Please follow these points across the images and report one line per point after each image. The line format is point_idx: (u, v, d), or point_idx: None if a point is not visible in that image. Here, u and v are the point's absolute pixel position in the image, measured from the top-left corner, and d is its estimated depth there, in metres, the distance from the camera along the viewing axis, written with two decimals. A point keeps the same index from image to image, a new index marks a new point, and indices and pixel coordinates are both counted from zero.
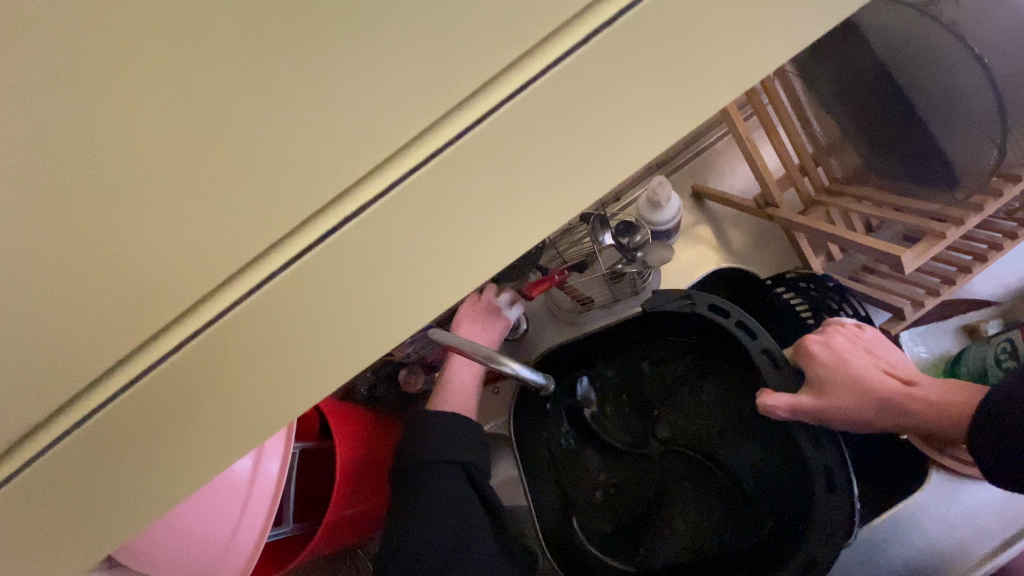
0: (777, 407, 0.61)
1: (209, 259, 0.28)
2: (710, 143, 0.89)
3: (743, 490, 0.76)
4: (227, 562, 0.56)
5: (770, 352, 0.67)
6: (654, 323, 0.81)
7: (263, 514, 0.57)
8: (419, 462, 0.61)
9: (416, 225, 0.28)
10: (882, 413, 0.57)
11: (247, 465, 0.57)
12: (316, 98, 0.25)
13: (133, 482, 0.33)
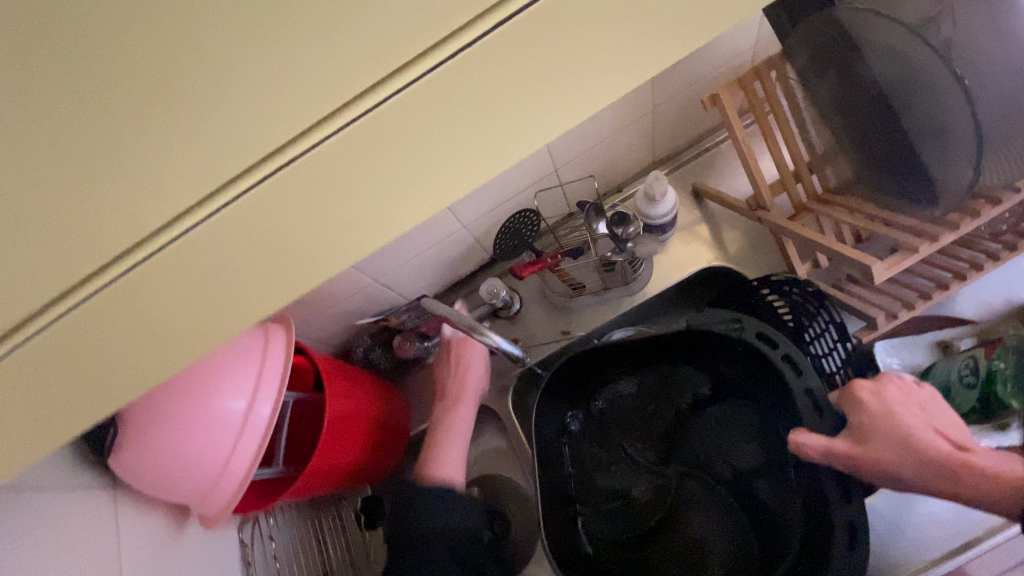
0: (808, 446, 0.59)
1: (154, 190, 0.28)
2: (715, 143, 0.91)
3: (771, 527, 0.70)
4: (217, 490, 0.62)
5: (811, 387, 0.65)
6: (694, 345, 0.76)
7: (250, 453, 0.62)
8: (411, 542, 0.68)
9: (369, 176, 0.29)
10: (923, 475, 0.54)
11: (241, 404, 0.61)
12: (267, 41, 0.26)
13: (76, 398, 0.34)
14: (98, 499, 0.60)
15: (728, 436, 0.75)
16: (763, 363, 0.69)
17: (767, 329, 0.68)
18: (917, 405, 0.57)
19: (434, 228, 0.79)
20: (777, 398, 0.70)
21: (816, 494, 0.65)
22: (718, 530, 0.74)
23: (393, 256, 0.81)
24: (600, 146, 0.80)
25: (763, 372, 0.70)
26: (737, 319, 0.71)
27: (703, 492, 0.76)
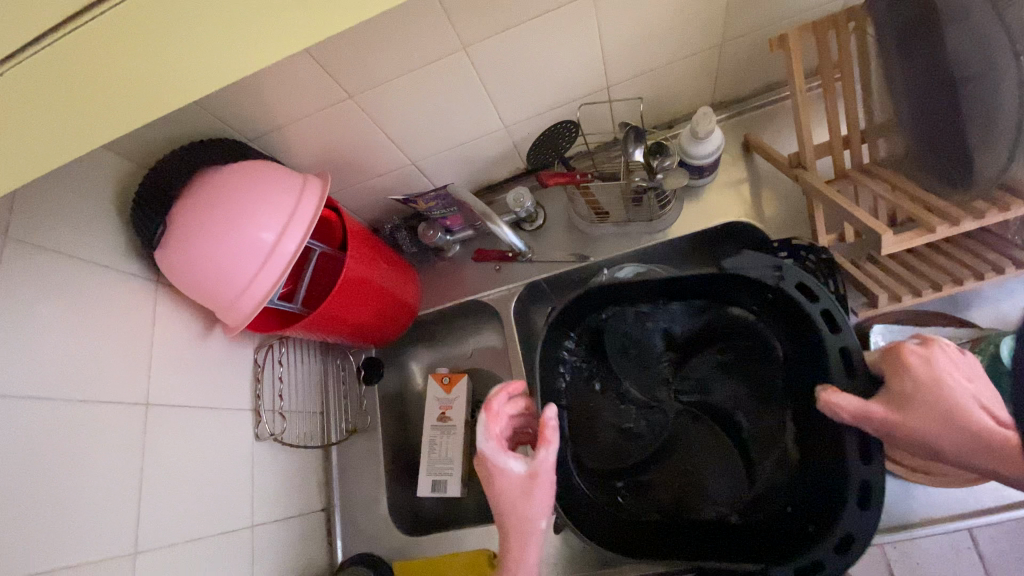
0: (841, 407, 0.51)
1: None
2: (780, 96, 0.87)
3: (775, 478, 0.60)
4: (239, 307, 0.71)
5: (847, 345, 0.55)
6: (719, 286, 0.62)
7: (270, 281, 0.70)
8: None
9: None
10: (963, 448, 0.48)
11: (272, 235, 0.69)
12: None
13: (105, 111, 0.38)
14: (138, 286, 0.70)
15: (737, 377, 0.65)
16: (795, 318, 0.58)
17: (810, 281, 0.56)
18: (964, 374, 0.49)
19: (476, 121, 0.81)
20: (799, 353, 0.60)
21: (821, 452, 0.57)
22: (722, 478, 0.63)
23: (432, 141, 0.84)
24: (655, 73, 0.78)
25: (800, 332, 0.59)
26: (778, 265, 0.58)
27: (705, 438, 0.65)
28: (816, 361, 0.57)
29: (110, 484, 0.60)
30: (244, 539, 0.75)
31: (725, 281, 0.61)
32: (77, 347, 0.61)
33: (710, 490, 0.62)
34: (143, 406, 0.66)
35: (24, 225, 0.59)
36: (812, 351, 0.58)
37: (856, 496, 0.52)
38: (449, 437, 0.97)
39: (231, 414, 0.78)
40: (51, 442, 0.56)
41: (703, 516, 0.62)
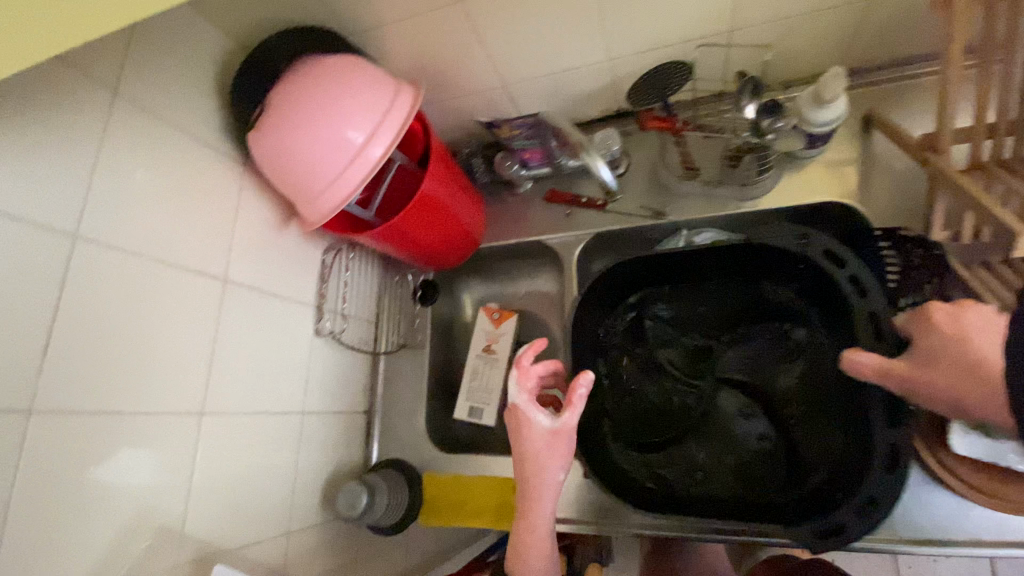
0: (859, 365, 0.56)
1: None
2: (921, 71, 0.77)
3: (808, 440, 0.70)
4: (320, 205, 0.71)
5: (874, 311, 0.62)
6: (753, 254, 0.73)
7: (353, 184, 0.69)
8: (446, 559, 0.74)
9: None
10: (984, 408, 0.48)
11: (359, 138, 0.68)
12: None
13: None
14: (227, 163, 0.71)
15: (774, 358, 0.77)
16: (827, 283, 0.66)
17: (837, 249, 0.65)
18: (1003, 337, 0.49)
19: (580, 48, 0.76)
20: (837, 317, 0.68)
21: (861, 421, 0.63)
22: (745, 430, 0.76)
23: (529, 65, 0.79)
24: (790, 19, 0.70)
25: (831, 297, 0.67)
26: (806, 240, 0.67)
27: (741, 405, 0.77)
28: (846, 317, 0.65)
29: (185, 346, 0.64)
30: (295, 423, 0.79)
31: (764, 253, 0.71)
32: (170, 210, 0.64)
33: (733, 450, 0.75)
34: (222, 281, 0.69)
35: (131, 83, 0.60)
36: (844, 311, 0.65)
37: (884, 458, 0.58)
38: (492, 369, 0.99)
39: (295, 305, 0.81)
40: (140, 296, 0.59)
41: (733, 470, 0.74)
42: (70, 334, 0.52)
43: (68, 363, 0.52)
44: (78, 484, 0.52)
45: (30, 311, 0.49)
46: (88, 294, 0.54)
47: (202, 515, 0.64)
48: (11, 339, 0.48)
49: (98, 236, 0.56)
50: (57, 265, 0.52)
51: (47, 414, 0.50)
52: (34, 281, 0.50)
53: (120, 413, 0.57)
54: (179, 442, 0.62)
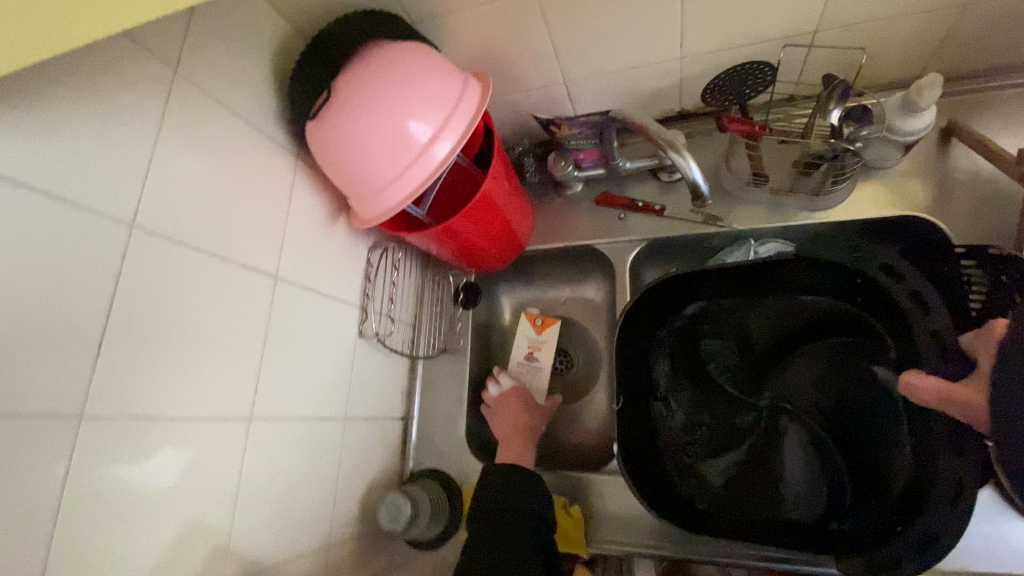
0: (916, 389, 0.55)
1: None
2: (1005, 83, 0.74)
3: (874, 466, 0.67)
4: (379, 203, 0.67)
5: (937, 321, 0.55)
6: (805, 271, 0.71)
7: (416, 182, 0.65)
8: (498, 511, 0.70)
9: None
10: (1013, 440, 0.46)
11: (425, 133, 0.63)
12: None
13: None
14: (282, 154, 0.68)
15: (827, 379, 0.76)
16: (886, 300, 0.66)
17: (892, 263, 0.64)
18: None
19: (654, 47, 0.73)
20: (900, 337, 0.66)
21: (926, 443, 0.60)
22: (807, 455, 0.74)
23: (596, 62, 0.76)
24: (881, 23, 0.67)
25: (893, 315, 0.66)
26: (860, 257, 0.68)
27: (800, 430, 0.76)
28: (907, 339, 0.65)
29: (237, 347, 0.60)
30: (338, 429, 0.75)
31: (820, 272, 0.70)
32: (225, 201, 0.59)
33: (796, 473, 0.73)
34: (273, 278, 0.65)
35: (192, 65, 0.56)
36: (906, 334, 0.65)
37: (947, 494, 0.55)
38: (534, 376, 0.96)
39: (341, 306, 0.77)
40: (194, 293, 0.55)
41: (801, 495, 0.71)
42: (124, 335, 0.48)
43: (121, 365, 0.48)
44: (128, 496, 0.48)
45: (86, 307, 0.45)
46: (145, 291, 0.50)
47: (247, 527, 0.60)
48: (67, 338, 0.44)
49: (156, 228, 0.51)
50: (113, 258, 0.47)
51: (100, 421, 0.46)
52: (90, 274, 0.45)
53: (172, 420, 0.53)
54: (228, 450, 0.58)
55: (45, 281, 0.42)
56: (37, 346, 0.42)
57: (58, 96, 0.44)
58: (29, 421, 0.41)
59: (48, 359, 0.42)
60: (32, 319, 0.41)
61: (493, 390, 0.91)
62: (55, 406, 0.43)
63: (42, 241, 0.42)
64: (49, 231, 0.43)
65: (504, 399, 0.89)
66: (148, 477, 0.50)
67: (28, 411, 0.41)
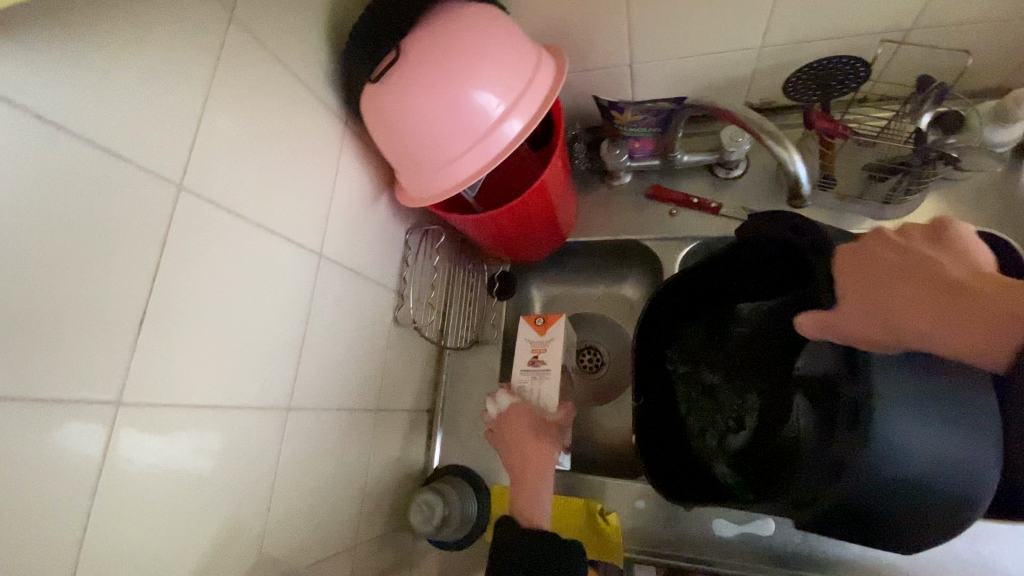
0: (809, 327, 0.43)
1: None
2: None
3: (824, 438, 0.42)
4: (439, 181, 0.62)
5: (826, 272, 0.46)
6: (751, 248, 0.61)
7: (483, 162, 0.60)
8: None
9: None
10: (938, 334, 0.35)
11: (497, 111, 0.58)
12: None
13: None
14: (330, 119, 0.61)
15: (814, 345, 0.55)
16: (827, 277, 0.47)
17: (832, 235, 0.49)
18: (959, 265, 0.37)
19: (736, 32, 0.68)
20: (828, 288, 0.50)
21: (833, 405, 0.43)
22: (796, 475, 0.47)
23: (669, 44, 0.70)
24: (986, 23, 0.63)
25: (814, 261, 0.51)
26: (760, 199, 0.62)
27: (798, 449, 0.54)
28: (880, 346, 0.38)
29: (272, 329, 0.54)
30: (367, 422, 0.69)
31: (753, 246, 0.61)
32: (273, 166, 0.53)
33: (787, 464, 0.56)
34: (317, 255, 0.60)
35: (248, 9, 0.50)
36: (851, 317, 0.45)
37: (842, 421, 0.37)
38: (542, 384, 0.75)
39: (376, 288, 0.71)
40: (238, 267, 0.49)
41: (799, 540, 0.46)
42: (165, 310, 0.42)
43: (160, 344, 0.42)
44: (163, 490, 0.43)
45: (125, 274, 0.39)
46: (188, 263, 0.44)
47: (277, 526, 0.54)
48: (105, 311, 0.38)
49: (202, 190, 0.45)
50: (157, 221, 0.41)
51: (135, 407, 0.40)
52: (133, 238, 0.39)
53: (208, 408, 0.47)
54: (260, 443, 0.52)
55: (87, 244, 0.37)
56: (74, 319, 0.36)
57: (106, 27, 0.37)
58: (58, 406, 0.35)
59: (86, 334, 0.37)
60: (71, 287, 0.36)
61: (492, 412, 0.74)
62: (89, 389, 0.37)
63: (88, 198, 0.36)
64: (89, 186, 0.36)
65: (505, 421, 0.73)
66: (184, 470, 0.44)
67: (58, 397, 0.35)
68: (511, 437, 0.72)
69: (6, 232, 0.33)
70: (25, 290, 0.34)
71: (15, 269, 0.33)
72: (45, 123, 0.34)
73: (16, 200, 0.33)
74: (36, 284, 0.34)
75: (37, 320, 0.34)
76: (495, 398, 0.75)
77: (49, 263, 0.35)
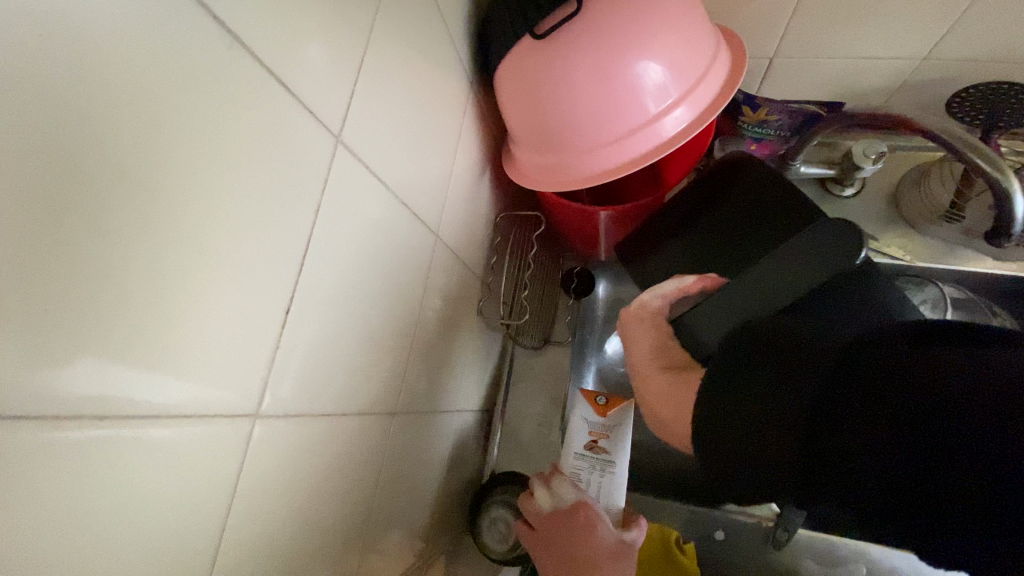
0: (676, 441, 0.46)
1: None
2: None
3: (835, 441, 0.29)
4: (578, 168, 0.54)
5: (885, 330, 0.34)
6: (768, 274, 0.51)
7: (634, 154, 0.53)
8: None
9: None
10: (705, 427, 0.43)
11: (665, 99, 0.51)
12: None
13: None
14: (462, 77, 0.52)
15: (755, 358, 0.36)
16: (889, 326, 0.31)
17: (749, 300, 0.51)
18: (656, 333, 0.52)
19: (904, 42, 0.61)
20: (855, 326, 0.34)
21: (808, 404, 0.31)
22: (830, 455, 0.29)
23: (825, 43, 0.64)
24: None
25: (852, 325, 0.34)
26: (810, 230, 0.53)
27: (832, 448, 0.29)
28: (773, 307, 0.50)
29: (387, 315, 0.45)
30: (445, 422, 0.62)
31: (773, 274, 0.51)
32: (413, 125, 0.44)
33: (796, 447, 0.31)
34: (432, 237, 0.51)
35: None
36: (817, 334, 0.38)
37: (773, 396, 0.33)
38: (603, 479, 0.58)
39: (469, 277, 0.63)
40: (373, 248, 0.41)
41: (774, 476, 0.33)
42: (308, 297, 0.34)
43: (298, 338, 0.34)
44: (281, 508, 0.35)
45: (278, 254, 0.31)
46: (334, 240, 0.36)
47: (363, 543, 0.47)
48: (255, 300, 0.30)
49: (356, 149, 0.36)
50: (311, 187, 0.32)
51: (271, 418, 0.33)
52: (287, 205, 0.31)
53: (327, 414, 0.39)
54: (360, 454, 0.44)
55: (245, 213, 0.28)
56: (223, 309, 0.28)
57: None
58: (199, 424, 0.27)
59: (230, 333, 0.28)
60: (221, 266, 0.27)
61: (543, 501, 0.56)
62: (232, 400, 0.29)
63: (257, 151, 0.28)
64: (259, 137, 0.28)
65: (556, 521, 0.54)
66: (302, 481, 0.37)
67: (196, 409, 0.27)
68: (567, 549, 0.52)
69: (162, 187, 0.23)
70: (173, 269, 0.25)
71: (174, 242, 0.24)
72: (226, 38, 0.25)
73: (187, 148, 0.24)
74: (193, 263, 0.25)
75: (185, 310, 0.26)
76: (550, 486, 0.57)
77: (203, 239, 0.26)
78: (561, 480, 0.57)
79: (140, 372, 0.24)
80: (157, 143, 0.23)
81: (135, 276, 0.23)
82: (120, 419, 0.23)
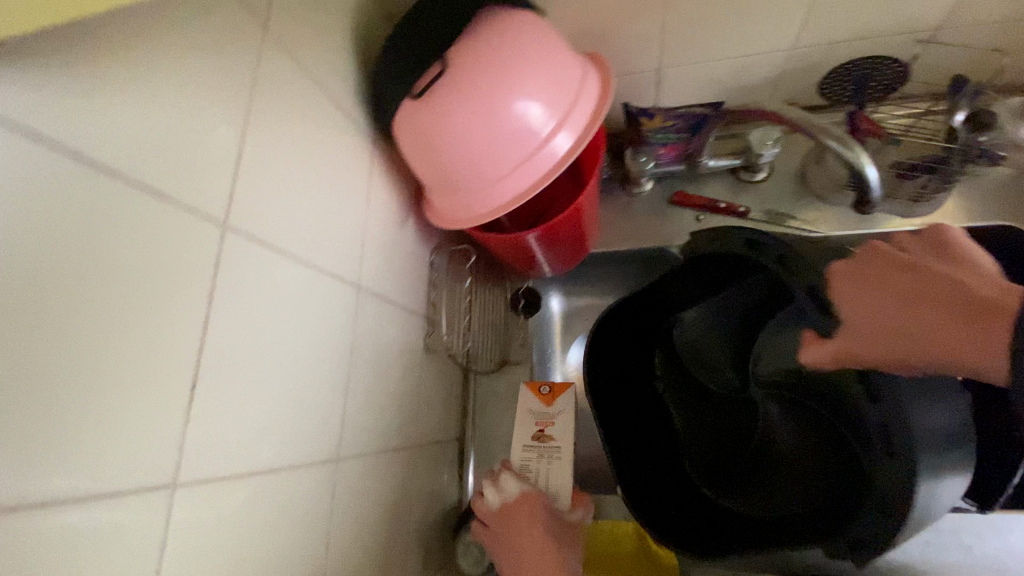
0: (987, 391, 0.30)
1: None
2: None
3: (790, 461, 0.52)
4: (483, 201, 0.58)
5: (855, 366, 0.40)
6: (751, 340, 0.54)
7: (530, 180, 0.57)
8: None
9: None
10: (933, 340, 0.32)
11: (547, 127, 0.55)
12: None
13: None
14: (359, 138, 0.57)
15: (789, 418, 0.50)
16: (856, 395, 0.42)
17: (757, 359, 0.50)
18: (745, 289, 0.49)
19: (766, 37, 0.67)
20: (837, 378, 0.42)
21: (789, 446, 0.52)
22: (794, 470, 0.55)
23: (698, 49, 0.69)
24: (1010, 23, 0.63)
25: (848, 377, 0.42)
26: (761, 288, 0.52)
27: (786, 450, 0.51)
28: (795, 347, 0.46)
29: (319, 369, 0.49)
30: (407, 458, 0.65)
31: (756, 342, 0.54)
32: (314, 193, 0.49)
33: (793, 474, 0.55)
34: (356, 287, 0.55)
35: (283, 23, 0.45)
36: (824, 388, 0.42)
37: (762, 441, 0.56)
38: (550, 466, 0.63)
39: (408, 316, 0.66)
40: (290, 311, 0.45)
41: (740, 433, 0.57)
42: (219, 367, 0.37)
43: (216, 407, 0.37)
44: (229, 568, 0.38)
45: (179, 335, 0.34)
46: (239, 313, 0.39)
47: None
48: (161, 379, 0.33)
49: (249, 229, 0.40)
50: (204, 269, 0.36)
51: (193, 487, 0.35)
52: (180, 290, 0.34)
53: (264, 471, 0.42)
54: (313, 503, 0.47)
55: (135, 305, 0.31)
56: (126, 393, 0.31)
57: (156, 55, 0.33)
58: (115, 501, 0.30)
59: (138, 413, 0.31)
60: (115, 356, 0.30)
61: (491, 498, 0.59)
62: (149, 474, 0.32)
63: (139, 250, 0.32)
64: (139, 237, 0.32)
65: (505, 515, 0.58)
66: (243, 541, 0.39)
67: (107, 487, 0.30)
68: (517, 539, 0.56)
69: (39, 299, 0.27)
70: (62, 366, 0.28)
71: (62, 344, 0.28)
72: (88, 163, 0.29)
73: (64, 263, 0.28)
74: (85, 359, 0.29)
75: (85, 401, 0.29)
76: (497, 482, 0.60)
77: (94, 336, 0.29)
78: (507, 476, 0.60)
79: (45, 461, 0.27)
80: (31, 263, 0.26)
81: (24, 380, 0.26)
82: (28, 508, 0.26)
